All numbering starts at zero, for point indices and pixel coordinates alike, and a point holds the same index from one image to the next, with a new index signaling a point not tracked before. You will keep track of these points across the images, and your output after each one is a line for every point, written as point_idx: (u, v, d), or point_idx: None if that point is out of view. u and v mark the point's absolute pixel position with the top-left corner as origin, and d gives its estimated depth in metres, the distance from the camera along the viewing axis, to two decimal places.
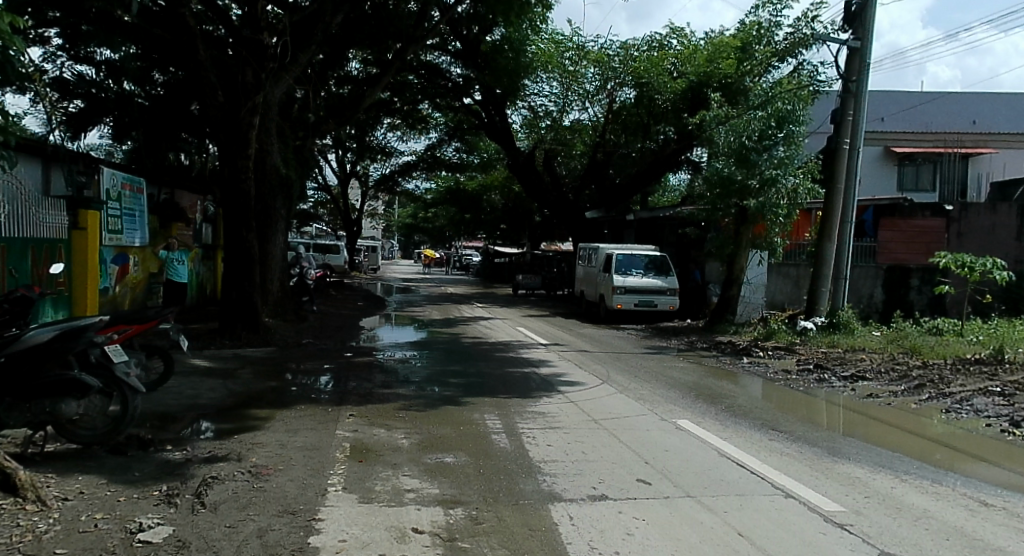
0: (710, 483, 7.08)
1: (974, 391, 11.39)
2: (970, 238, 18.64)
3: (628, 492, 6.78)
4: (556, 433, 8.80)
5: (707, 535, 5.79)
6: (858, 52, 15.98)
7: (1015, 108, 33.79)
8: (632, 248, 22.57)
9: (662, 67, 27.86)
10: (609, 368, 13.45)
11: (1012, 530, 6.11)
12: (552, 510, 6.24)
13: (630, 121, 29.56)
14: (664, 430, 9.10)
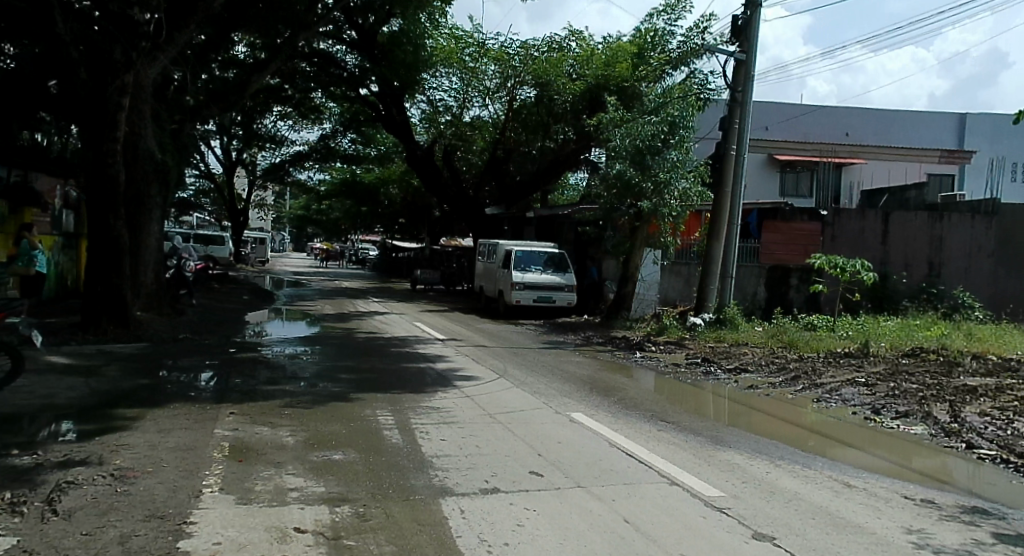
0: (601, 472, 7.14)
1: (843, 382, 12.06)
2: (842, 242, 19.57)
3: (520, 484, 6.74)
4: (451, 428, 8.69)
5: (593, 523, 5.82)
6: (744, 63, 16.54)
7: (891, 124, 34.28)
8: (532, 244, 22.65)
9: (560, 69, 27.77)
10: (506, 363, 13.46)
11: (869, 508, 6.51)
12: (443, 504, 6.14)
13: (530, 120, 29.45)
14: (557, 424, 9.10)
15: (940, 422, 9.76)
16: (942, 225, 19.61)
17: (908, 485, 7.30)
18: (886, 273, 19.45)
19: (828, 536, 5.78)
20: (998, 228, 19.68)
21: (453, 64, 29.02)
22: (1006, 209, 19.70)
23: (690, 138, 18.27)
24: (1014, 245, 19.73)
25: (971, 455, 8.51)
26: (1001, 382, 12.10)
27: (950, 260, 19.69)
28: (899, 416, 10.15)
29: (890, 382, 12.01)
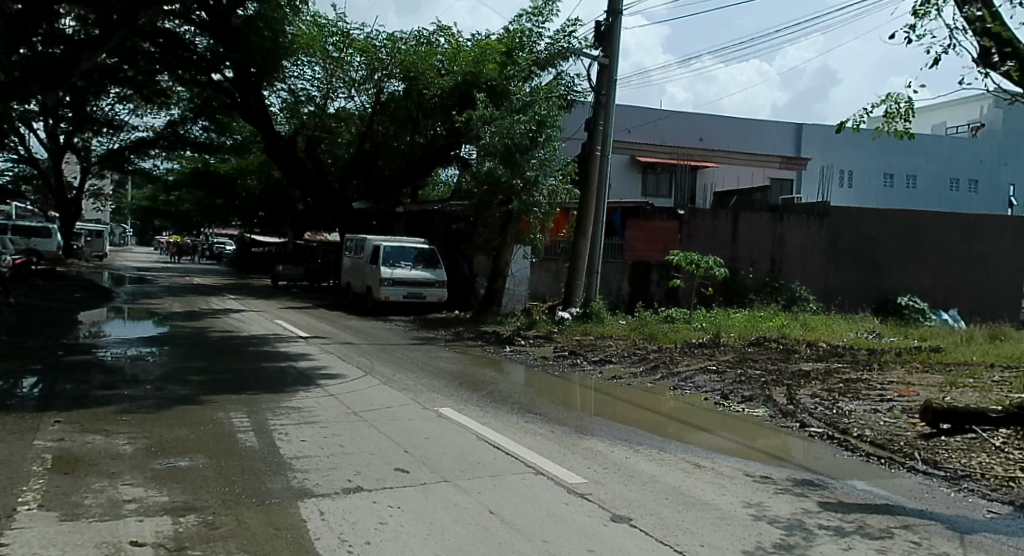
0: (466, 466, 6.91)
1: (696, 370, 12.45)
2: (698, 239, 20.19)
3: (385, 482, 6.41)
4: (312, 427, 8.24)
5: (458, 516, 5.58)
6: (608, 68, 16.72)
7: (737, 129, 34.97)
8: (402, 240, 22.07)
9: (429, 63, 27.31)
10: (373, 360, 13.05)
11: (717, 486, 6.69)
12: (301, 506, 5.73)
13: (398, 114, 28.67)
14: (425, 420, 8.78)
15: (777, 404, 10.22)
16: (783, 226, 20.81)
17: (750, 463, 7.52)
18: (734, 270, 20.39)
19: (679, 514, 5.85)
20: (829, 228, 21.30)
21: (314, 53, 27.96)
22: (835, 210, 21.34)
23: (557, 138, 18.34)
24: (842, 243, 21.44)
25: (805, 433, 8.87)
26: (830, 365, 12.93)
27: (788, 257, 20.91)
28: (744, 400, 10.55)
29: (737, 368, 12.55)
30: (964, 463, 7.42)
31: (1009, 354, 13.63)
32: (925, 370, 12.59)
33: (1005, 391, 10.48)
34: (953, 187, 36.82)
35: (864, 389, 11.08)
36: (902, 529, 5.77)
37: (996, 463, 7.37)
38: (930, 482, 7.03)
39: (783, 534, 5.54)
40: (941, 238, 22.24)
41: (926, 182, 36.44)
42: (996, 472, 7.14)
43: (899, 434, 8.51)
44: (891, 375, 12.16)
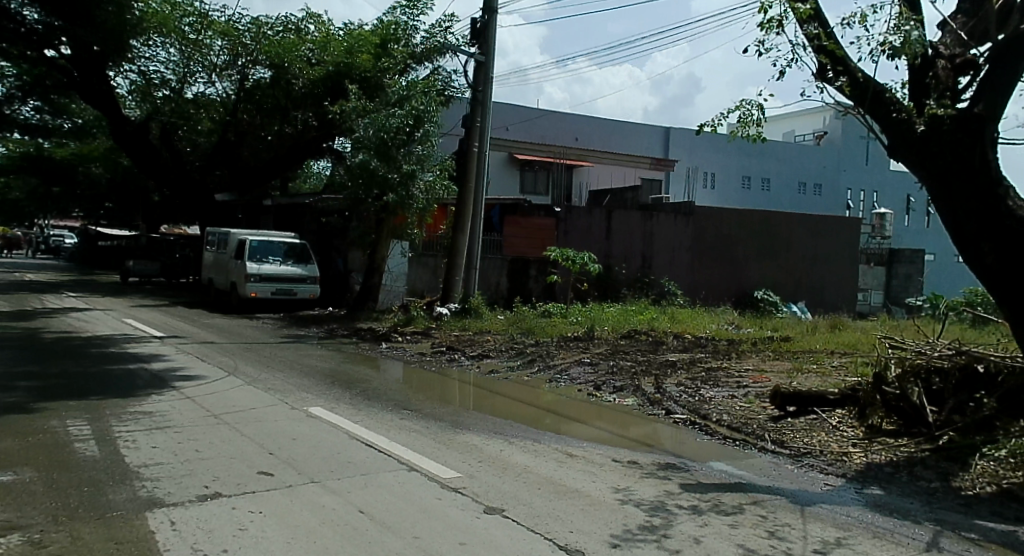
0: (337, 465, 6.82)
1: (572, 362, 12.91)
2: (573, 236, 20.58)
3: (245, 486, 6.23)
4: (163, 434, 7.89)
5: (325, 517, 5.55)
6: (483, 66, 16.92)
7: (610, 129, 35.29)
8: (269, 233, 21.45)
9: (297, 53, 26.54)
10: (236, 360, 12.70)
11: (588, 474, 7.00)
12: (149, 517, 5.52)
13: (265, 102, 27.58)
14: (292, 421, 8.59)
15: (646, 393, 10.72)
16: (653, 223, 21.68)
17: (620, 450, 7.91)
18: (609, 265, 21.04)
19: (550, 503, 6.11)
20: (695, 225, 22.38)
21: (170, 34, 26.14)
22: (699, 210, 22.40)
23: (435, 134, 18.32)
24: (706, 240, 22.58)
25: (671, 419, 9.38)
26: (694, 355, 13.65)
27: (658, 253, 21.79)
28: (615, 390, 11.03)
29: (610, 360, 13.11)
30: (807, 442, 8.06)
31: (849, 341, 14.82)
32: (777, 357, 13.54)
33: (844, 375, 11.45)
34: (801, 191, 39.31)
35: (724, 377, 11.80)
36: (751, 505, 6.24)
37: (833, 440, 8.02)
38: (778, 460, 7.61)
39: (647, 516, 5.89)
40: (790, 237, 24.07)
41: (779, 185, 38.76)
42: (833, 448, 7.79)
43: (753, 418, 9.11)
44: (748, 362, 13.01)
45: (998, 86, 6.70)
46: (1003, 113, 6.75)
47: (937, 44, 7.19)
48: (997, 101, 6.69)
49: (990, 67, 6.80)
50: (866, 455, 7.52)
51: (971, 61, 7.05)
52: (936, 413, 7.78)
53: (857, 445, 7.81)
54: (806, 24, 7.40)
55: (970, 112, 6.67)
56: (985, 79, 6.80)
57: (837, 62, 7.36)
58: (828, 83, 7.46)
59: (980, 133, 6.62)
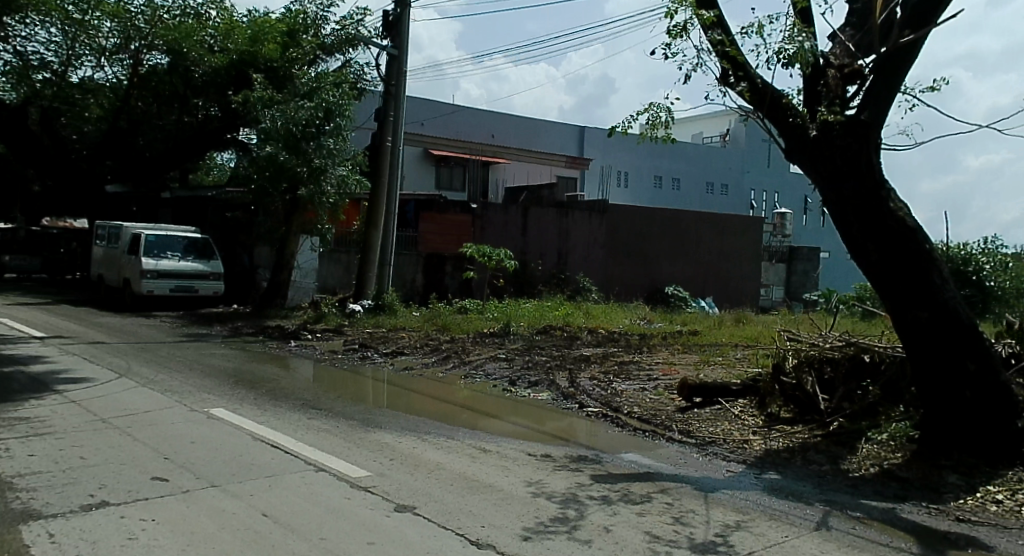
0: (240, 468, 6.62)
1: (486, 358, 13.04)
2: (491, 233, 20.82)
3: (137, 493, 5.93)
4: (44, 441, 7.38)
5: (225, 520, 5.41)
6: (396, 59, 16.86)
7: (524, 127, 35.23)
8: (167, 227, 20.47)
9: (197, 38, 24.73)
10: (129, 361, 12.20)
11: (501, 469, 7.13)
12: (27, 530, 5.17)
13: (161, 90, 25.59)
14: (191, 422, 8.20)
15: (560, 388, 10.94)
16: (568, 221, 21.99)
17: (534, 444, 8.07)
18: (525, 262, 21.21)
19: (462, 498, 6.20)
20: (609, 223, 22.84)
21: (49, 11, 23.99)
22: (613, 208, 22.89)
23: (348, 129, 18.12)
24: (619, 238, 23.05)
25: (584, 413, 9.59)
26: (607, 350, 13.96)
27: (573, 250, 22.11)
28: (529, 385, 11.21)
29: (525, 355, 13.28)
30: (711, 431, 8.39)
31: (751, 334, 15.44)
32: (685, 351, 14.01)
33: (747, 366, 11.96)
34: (709, 191, 40.48)
35: (635, 369, 12.15)
36: (658, 493, 6.47)
37: (736, 429, 8.37)
38: (685, 449, 7.90)
39: (558, 508, 6.04)
40: (699, 234, 24.83)
41: (688, 185, 39.83)
42: (735, 437, 8.13)
43: (662, 409, 9.43)
44: (657, 356, 13.41)
45: (881, 95, 7.14)
46: (886, 120, 7.22)
47: (828, 54, 7.52)
48: (881, 109, 7.14)
49: (874, 77, 7.24)
50: (765, 442, 7.88)
51: (858, 72, 7.41)
52: (828, 401, 8.25)
53: (757, 432, 8.18)
54: (710, 31, 7.68)
55: (857, 119, 7.11)
56: (871, 88, 7.21)
57: (737, 67, 7.66)
58: (730, 88, 7.76)
59: (867, 140, 7.07)
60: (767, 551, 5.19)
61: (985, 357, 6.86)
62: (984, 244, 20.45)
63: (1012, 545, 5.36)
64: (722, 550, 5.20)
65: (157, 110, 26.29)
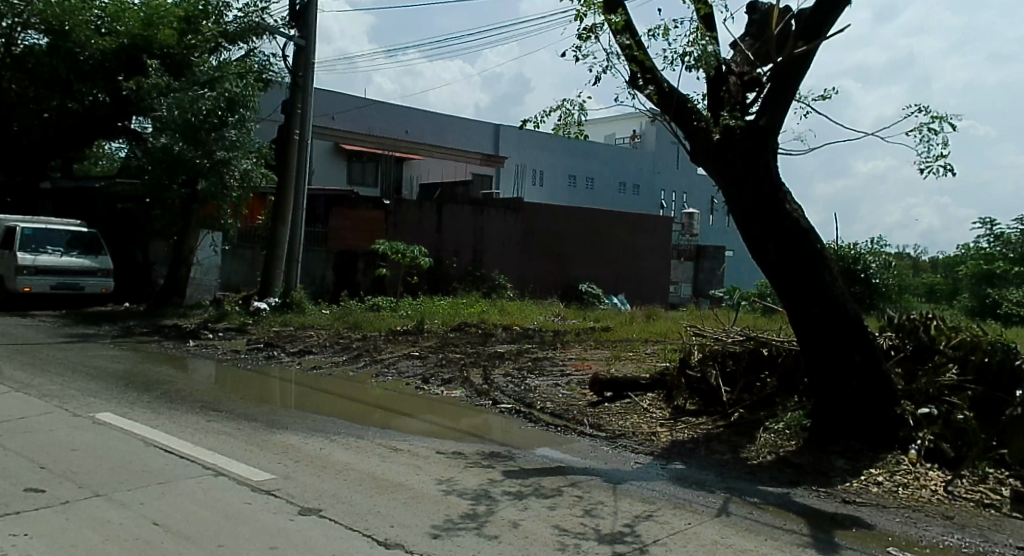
0: (129, 475, 6.31)
1: (399, 356, 12.85)
2: (404, 229, 20.51)
3: (11, 506, 5.57)
4: None
5: (111, 532, 5.14)
6: (303, 50, 16.47)
7: (436, 123, 34.81)
8: (47, 219, 18.99)
9: (84, 19, 20.80)
10: (10, 364, 11.43)
11: (411, 467, 7.03)
12: None
13: (40, 73, 21.27)
14: (74, 428, 7.76)
15: (473, 385, 10.88)
16: (483, 218, 21.94)
17: (446, 442, 7.99)
18: (439, 259, 21.05)
19: (371, 499, 6.07)
20: (523, 221, 22.91)
21: None
22: (528, 205, 22.97)
23: (252, 120, 17.50)
24: (533, 235, 23.15)
25: (498, 409, 9.57)
26: (521, 346, 13.97)
27: (488, 247, 22.07)
28: (443, 382, 11.11)
29: (439, 353, 13.19)
30: (621, 423, 8.47)
31: (660, 330, 15.72)
32: (597, 346, 14.15)
33: (657, 361, 12.17)
34: (621, 191, 41.14)
35: (548, 365, 12.21)
36: (569, 486, 6.48)
37: (645, 421, 8.48)
38: (596, 442, 7.94)
39: (470, 505, 5.97)
40: (612, 232, 25.16)
41: (601, 185, 40.37)
42: (643, 429, 8.23)
43: (574, 403, 9.48)
44: (571, 352, 13.48)
45: (779, 101, 7.31)
46: (783, 125, 7.40)
47: (728, 61, 7.71)
48: (779, 114, 7.32)
49: (772, 84, 7.40)
50: (672, 433, 8.01)
51: (756, 79, 7.64)
52: (730, 393, 8.49)
53: (664, 424, 8.31)
54: (619, 35, 7.77)
55: (756, 124, 7.27)
56: (769, 94, 7.38)
57: (646, 70, 7.76)
58: (637, 90, 7.87)
59: (765, 144, 7.23)
60: (672, 538, 5.26)
61: (870, 350, 7.16)
62: (872, 244, 21.47)
63: (892, 523, 5.62)
64: (630, 540, 5.23)
65: (33, 93, 21.62)
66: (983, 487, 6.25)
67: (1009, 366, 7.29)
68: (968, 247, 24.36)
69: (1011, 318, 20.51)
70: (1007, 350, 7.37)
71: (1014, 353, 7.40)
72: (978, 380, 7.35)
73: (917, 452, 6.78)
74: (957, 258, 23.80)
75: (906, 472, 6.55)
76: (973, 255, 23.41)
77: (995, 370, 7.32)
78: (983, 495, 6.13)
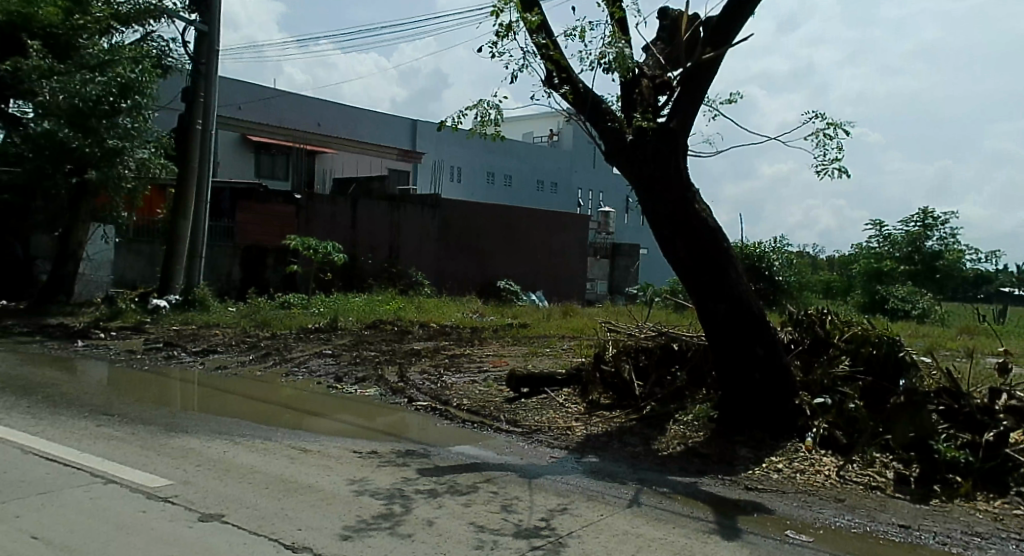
0: (6, 487, 5.88)
1: (310, 355, 12.50)
2: (316, 224, 20.07)
3: None
4: None
5: None
6: (207, 36, 15.83)
7: (351, 117, 33.81)
8: None
9: None
10: None
11: (321, 468, 6.79)
12: None
13: None
14: None
15: (388, 383, 10.63)
16: (399, 214, 21.59)
17: (359, 441, 7.76)
18: (353, 254, 20.65)
19: (276, 502, 5.81)
20: (440, 217, 22.66)
21: None
22: (444, 201, 22.72)
23: (148, 107, 16.68)
24: (450, 231, 22.94)
25: (413, 407, 9.38)
26: (438, 344, 13.78)
27: (404, 243, 21.74)
28: (356, 381, 10.83)
29: (352, 351, 12.87)
30: (537, 419, 8.40)
31: (577, 326, 15.81)
32: (514, 343, 14.08)
33: (573, 357, 12.19)
34: (539, 189, 41.30)
35: (466, 362, 12.09)
36: (484, 483, 6.36)
37: (560, 416, 8.43)
38: (512, 438, 7.84)
39: (382, 504, 5.78)
40: (529, 229, 25.16)
41: (519, 182, 40.45)
42: (559, 424, 8.18)
43: (491, 400, 9.35)
44: (488, 349, 13.37)
45: (689, 105, 7.35)
46: (691, 129, 7.44)
47: (641, 64, 7.68)
48: (688, 118, 7.36)
49: (681, 89, 7.45)
50: (586, 427, 7.98)
51: (667, 83, 7.61)
52: (642, 387, 8.51)
53: (579, 419, 8.27)
54: (535, 34, 7.62)
55: (667, 126, 7.27)
56: (679, 99, 7.40)
57: (561, 70, 7.70)
58: (553, 90, 7.76)
59: (675, 146, 7.25)
60: (586, 530, 5.21)
61: (772, 342, 7.26)
62: (775, 243, 22.16)
63: (791, 507, 5.74)
64: (545, 534, 5.15)
65: None
66: (872, 471, 6.45)
67: (893, 357, 7.48)
68: (860, 245, 25.39)
69: (896, 313, 21.91)
70: (891, 341, 7.53)
71: (899, 344, 7.56)
72: (868, 370, 7.53)
73: (813, 440, 6.96)
74: (850, 256, 24.66)
75: (804, 458, 6.71)
76: (866, 254, 24.39)
77: (882, 360, 7.50)
78: (871, 478, 6.32)
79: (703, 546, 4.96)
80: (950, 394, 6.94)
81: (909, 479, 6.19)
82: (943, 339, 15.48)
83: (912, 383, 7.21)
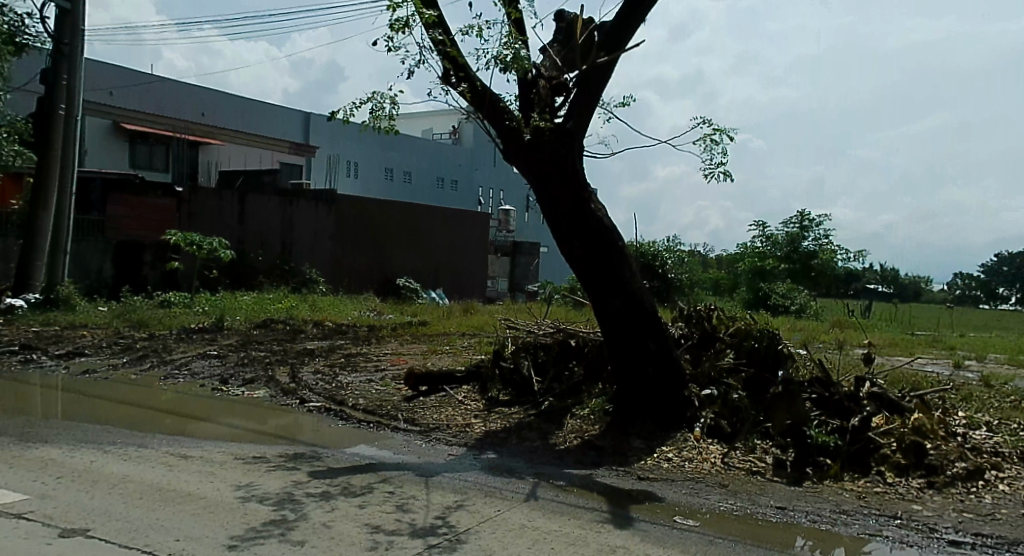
0: None
1: (192, 356, 11.83)
2: (199, 219, 19.29)
3: None
4: None
5: None
6: (69, 13, 14.85)
7: (236, 106, 32.26)
8: None
9: None
10: None
11: (204, 474, 6.34)
12: None
13: None
14: None
15: (278, 384, 10.16)
16: (291, 210, 20.86)
17: (245, 445, 7.33)
18: (242, 251, 19.83)
19: (151, 513, 5.34)
20: (335, 213, 21.99)
21: None
22: (341, 197, 22.06)
23: None
24: (346, 228, 22.31)
25: (305, 408, 8.95)
26: (334, 343, 13.30)
27: (297, 239, 21.02)
28: (244, 382, 10.29)
29: (239, 351, 12.26)
30: (435, 417, 8.13)
31: (476, 323, 15.60)
32: (413, 341, 13.74)
33: (472, 354, 11.96)
34: (439, 186, 40.93)
35: (362, 361, 11.68)
36: (380, 483, 6.06)
37: (459, 414, 8.18)
38: (409, 437, 7.55)
39: (270, 510, 5.41)
40: (428, 226, 24.76)
41: (418, 179, 39.94)
42: (457, 421, 7.94)
43: (388, 399, 9.01)
44: (386, 347, 12.97)
45: (584, 107, 7.26)
46: (587, 130, 7.35)
47: (537, 64, 7.35)
48: (584, 120, 7.27)
49: (578, 89, 7.33)
50: (485, 424, 7.76)
51: (563, 85, 7.44)
52: (540, 383, 8.40)
53: (478, 416, 8.06)
54: (431, 28, 7.20)
55: (564, 127, 7.16)
56: (575, 99, 7.31)
57: (459, 68, 7.30)
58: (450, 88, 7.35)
59: (572, 146, 7.14)
60: (481, 527, 4.99)
61: (664, 338, 7.23)
62: (668, 242, 22.59)
63: (679, 494, 5.69)
64: (441, 532, 4.90)
65: None
66: (752, 456, 6.49)
67: (773, 349, 7.61)
68: (745, 245, 26.09)
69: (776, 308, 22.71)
70: (771, 335, 7.67)
71: (778, 337, 7.72)
72: (750, 362, 7.63)
73: (701, 429, 6.97)
74: (736, 255, 25.22)
75: (691, 447, 6.70)
76: (749, 252, 25.08)
77: (763, 353, 7.61)
78: (752, 463, 6.35)
79: (597, 536, 4.83)
80: (821, 382, 7.08)
81: (784, 463, 6.26)
82: (818, 333, 16.06)
83: (788, 373, 7.33)
